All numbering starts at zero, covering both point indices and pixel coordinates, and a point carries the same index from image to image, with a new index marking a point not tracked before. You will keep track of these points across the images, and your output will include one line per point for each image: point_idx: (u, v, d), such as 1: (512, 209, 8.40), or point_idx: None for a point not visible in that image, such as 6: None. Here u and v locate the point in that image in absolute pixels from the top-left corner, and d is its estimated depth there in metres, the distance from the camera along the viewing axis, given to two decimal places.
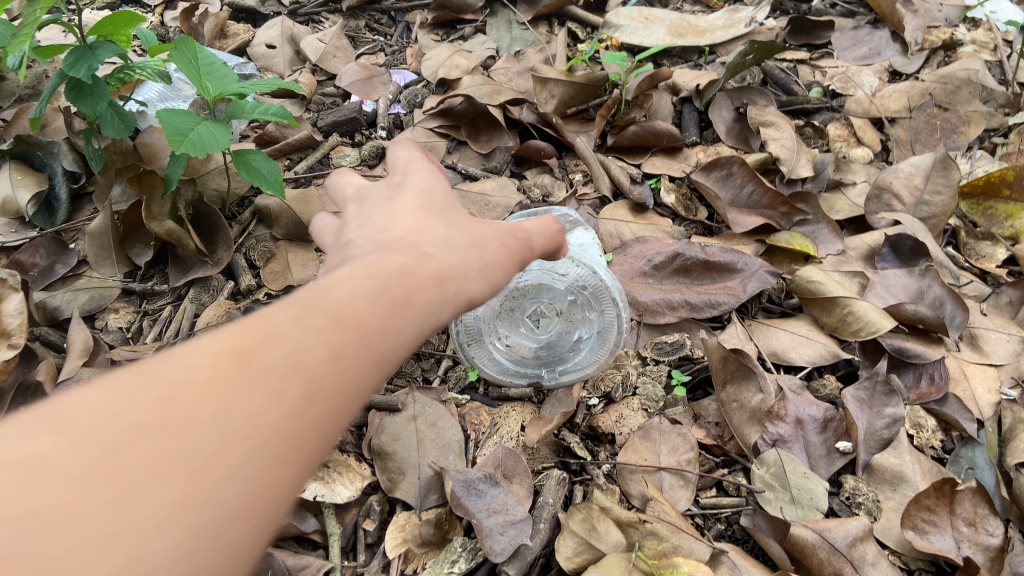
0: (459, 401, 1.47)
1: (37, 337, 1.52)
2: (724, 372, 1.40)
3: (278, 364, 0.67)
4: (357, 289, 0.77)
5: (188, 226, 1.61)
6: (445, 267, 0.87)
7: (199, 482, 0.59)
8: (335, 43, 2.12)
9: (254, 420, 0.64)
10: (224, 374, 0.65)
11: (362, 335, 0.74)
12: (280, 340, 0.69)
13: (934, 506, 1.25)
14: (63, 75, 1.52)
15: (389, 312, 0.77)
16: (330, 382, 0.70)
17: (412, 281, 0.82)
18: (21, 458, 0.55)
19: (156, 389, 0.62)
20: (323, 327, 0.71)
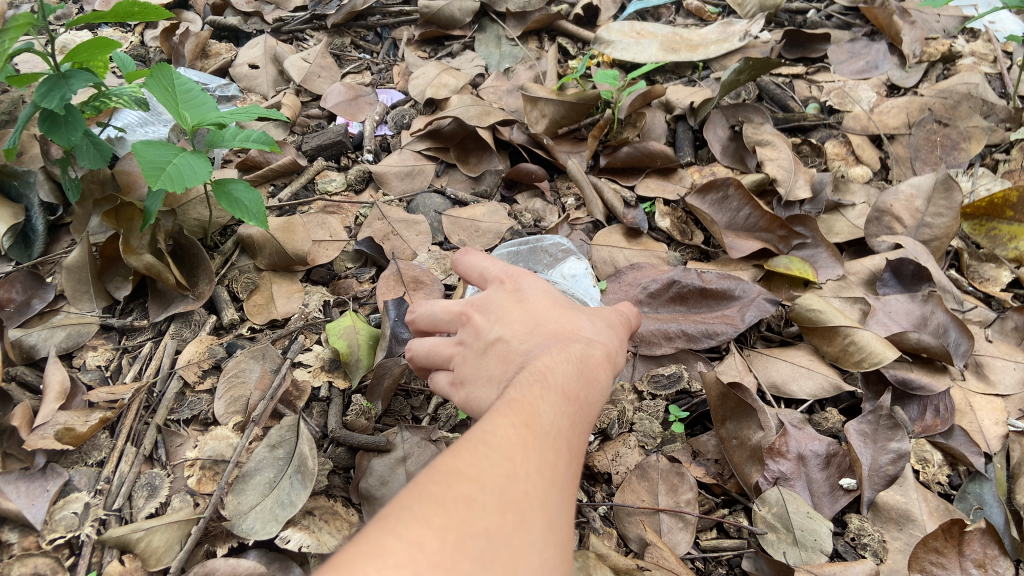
0: (449, 439, 1.41)
1: (12, 378, 1.43)
2: (724, 408, 1.34)
3: (551, 437, 0.83)
4: (564, 369, 0.93)
5: (167, 259, 1.55)
6: (605, 344, 1.04)
7: (545, 537, 0.74)
8: (320, 63, 2.07)
9: (553, 482, 0.79)
10: (525, 442, 0.80)
11: (582, 407, 0.91)
12: (542, 417, 0.84)
13: (943, 547, 1.19)
14: (35, 105, 1.46)
15: (588, 383, 0.95)
16: (575, 447, 0.87)
17: (593, 361, 0.98)
18: (444, 528, 0.67)
19: (492, 464, 0.76)
20: (561, 403, 0.88)
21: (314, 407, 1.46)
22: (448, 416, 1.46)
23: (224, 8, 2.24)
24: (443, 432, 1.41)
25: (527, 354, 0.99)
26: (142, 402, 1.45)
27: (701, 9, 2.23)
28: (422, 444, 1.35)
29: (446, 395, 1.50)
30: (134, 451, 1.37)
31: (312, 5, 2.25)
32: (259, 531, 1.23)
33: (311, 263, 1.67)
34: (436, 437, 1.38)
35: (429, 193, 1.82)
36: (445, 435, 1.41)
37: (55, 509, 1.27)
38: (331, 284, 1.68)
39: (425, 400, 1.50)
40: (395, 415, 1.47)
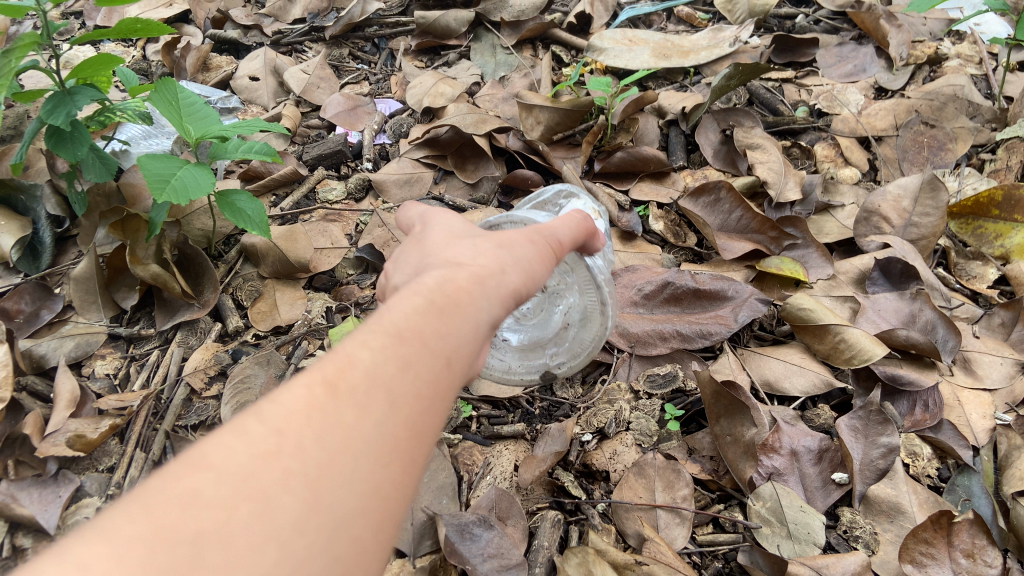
0: (451, 441, 1.46)
1: (23, 387, 1.47)
2: (717, 406, 1.38)
3: (359, 392, 0.66)
4: (409, 306, 0.76)
5: (173, 269, 1.59)
6: (493, 268, 0.87)
7: (307, 524, 0.57)
8: (319, 74, 2.11)
9: (348, 446, 0.62)
10: (319, 405, 0.64)
11: (428, 343, 0.74)
12: (350, 367, 0.68)
13: (932, 538, 1.22)
14: (42, 121, 1.50)
15: (443, 316, 0.77)
16: (410, 395, 0.69)
17: (454, 287, 0.81)
18: (148, 532, 0.52)
19: (250, 436, 0.60)
20: (389, 345, 0.71)
21: None
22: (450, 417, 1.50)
23: (224, 22, 2.28)
24: (445, 433, 1.46)
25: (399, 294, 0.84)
26: (150, 408, 1.48)
27: (691, 15, 2.27)
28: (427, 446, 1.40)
29: None
30: (144, 456, 1.40)
31: (309, 17, 2.30)
32: None
33: (314, 269, 1.71)
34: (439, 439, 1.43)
35: (428, 201, 1.86)
36: (447, 437, 1.45)
37: (67, 514, 1.30)
38: (333, 291, 1.72)
39: None
40: None
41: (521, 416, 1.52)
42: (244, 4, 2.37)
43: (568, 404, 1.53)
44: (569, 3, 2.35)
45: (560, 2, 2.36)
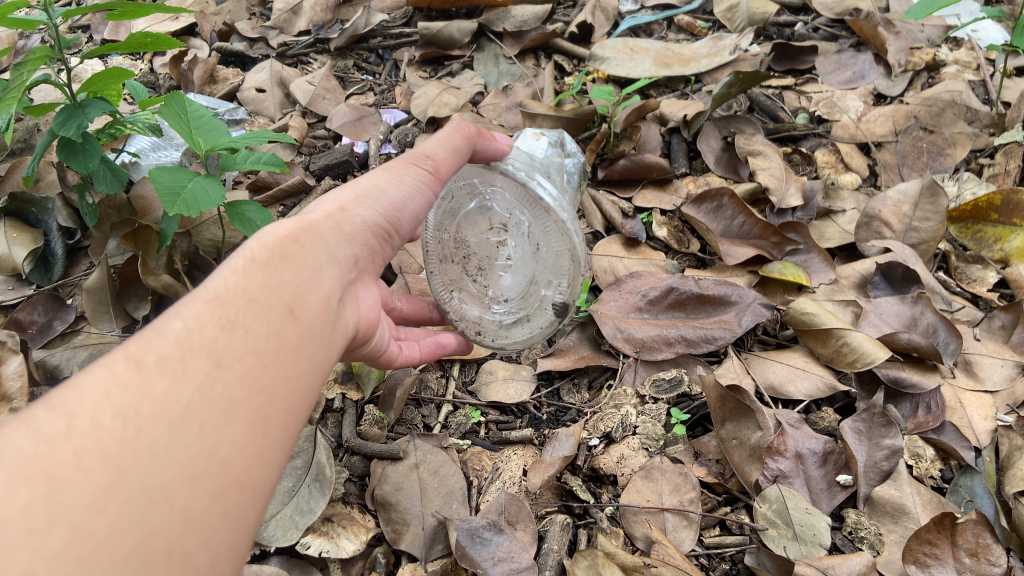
0: (460, 447, 1.48)
1: (37, 398, 1.50)
2: (723, 409, 1.40)
3: (168, 358, 0.73)
4: (226, 275, 0.84)
5: (184, 279, 1.61)
6: (326, 218, 0.98)
7: (110, 499, 0.62)
8: (325, 85, 2.14)
9: (157, 412, 0.68)
10: (120, 376, 0.70)
11: (251, 299, 0.83)
12: (160, 338, 0.74)
13: (935, 539, 1.25)
14: (54, 134, 1.52)
15: (267, 272, 0.86)
16: (230, 351, 0.77)
17: (280, 241, 0.90)
18: None
19: (41, 425, 0.64)
20: (197, 312, 0.78)
21: (329, 418, 1.51)
22: (458, 423, 1.52)
23: (230, 34, 2.31)
24: (453, 438, 1.48)
25: None
26: None
27: (692, 24, 2.30)
28: (435, 451, 1.41)
29: (455, 404, 1.57)
30: None
31: (314, 29, 2.33)
32: (280, 538, 1.27)
33: None
34: (447, 444, 1.47)
35: None
36: (455, 442, 1.48)
37: None
38: None
39: (435, 408, 1.56)
40: (406, 424, 1.52)
41: (528, 421, 1.54)
42: (249, 16, 2.40)
43: (574, 409, 1.55)
44: (570, 12, 2.38)
45: (561, 12, 2.38)
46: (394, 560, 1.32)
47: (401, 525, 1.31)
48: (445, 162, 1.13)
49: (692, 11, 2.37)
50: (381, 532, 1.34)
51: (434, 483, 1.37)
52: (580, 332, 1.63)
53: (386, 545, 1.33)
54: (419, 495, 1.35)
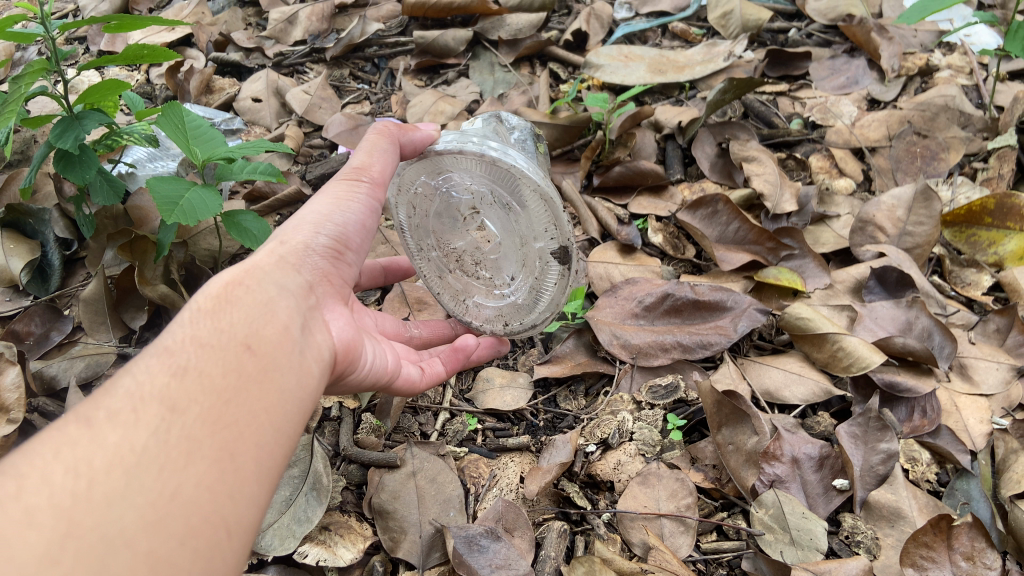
0: (457, 454, 1.49)
1: (34, 409, 1.51)
2: (719, 415, 1.40)
3: (119, 410, 0.75)
4: (174, 326, 0.87)
5: (181, 289, 1.62)
6: (270, 255, 1.02)
7: (66, 545, 0.64)
8: (321, 94, 2.15)
9: (111, 463, 0.70)
10: (68, 436, 0.72)
11: (201, 341, 0.85)
12: (110, 396, 0.77)
13: (932, 542, 1.25)
14: (51, 146, 1.52)
15: (218, 313, 0.89)
16: (184, 394, 0.79)
17: (226, 282, 0.94)
18: None
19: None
20: (145, 363, 0.81)
21: (326, 426, 1.51)
22: (456, 430, 1.53)
23: (226, 44, 2.32)
24: (450, 446, 1.49)
25: None
26: None
27: (685, 31, 2.31)
28: (433, 459, 1.42)
29: (452, 411, 1.57)
30: None
31: (310, 39, 2.34)
32: (278, 547, 1.27)
33: None
34: (445, 451, 1.46)
35: None
36: (452, 450, 1.48)
37: None
38: None
39: (431, 416, 1.56)
40: (404, 432, 1.52)
41: (525, 428, 1.55)
42: (246, 27, 2.42)
43: (571, 416, 1.56)
44: (565, 21, 2.39)
45: (556, 20, 2.40)
46: (391, 568, 1.32)
47: (397, 533, 1.31)
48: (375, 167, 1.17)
49: (686, 18, 2.38)
50: (378, 541, 1.34)
51: (431, 491, 1.37)
52: (576, 338, 1.63)
53: (384, 554, 1.33)
54: (416, 502, 1.35)
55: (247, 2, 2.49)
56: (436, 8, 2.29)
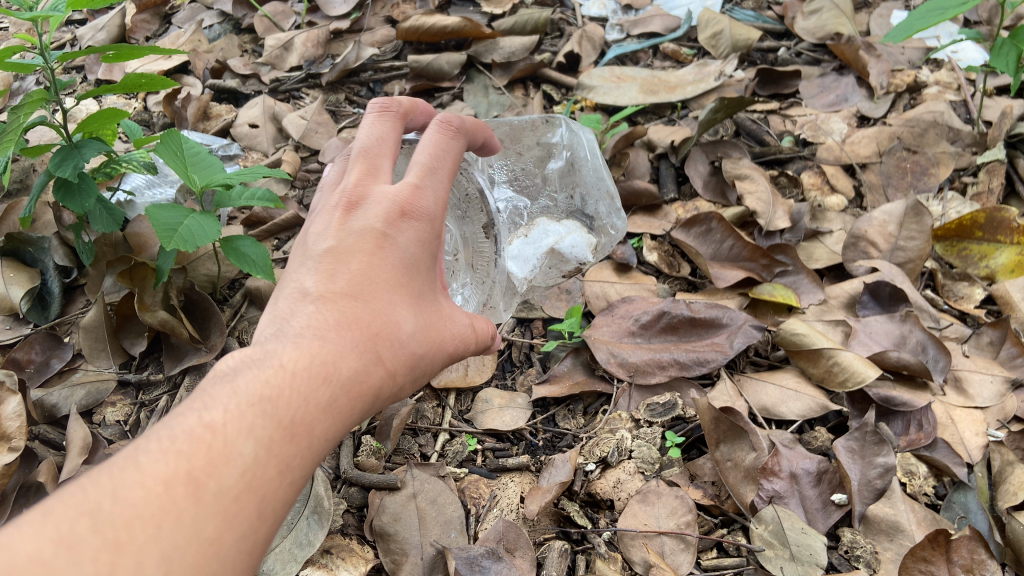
0: (458, 475, 1.49)
1: (36, 436, 1.53)
2: (717, 432, 1.42)
3: (227, 493, 0.80)
4: (307, 403, 0.91)
5: (180, 315, 1.61)
6: (394, 378, 1.06)
7: None
8: (317, 119, 2.17)
9: (198, 562, 0.75)
10: (178, 502, 0.76)
11: (312, 445, 0.91)
12: (231, 467, 0.81)
13: (931, 556, 1.25)
14: (50, 174, 1.53)
15: (335, 422, 0.95)
16: (275, 502, 0.84)
17: (358, 389, 0.99)
18: None
19: (92, 550, 0.70)
20: (272, 442, 0.86)
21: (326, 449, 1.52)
22: (455, 451, 1.53)
23: (222, 71, 2.34)
24: (450, 467, 1.49)
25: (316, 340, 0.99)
26: None
27: (677, 51, 2.34)
28: (432, 480, 1.42)
29: (452, 432, 1.58)
30: None
31: (306, 65, 2.37)
32: (279, 571, 1.28)
33: None
34: (445, 473, 1.47)
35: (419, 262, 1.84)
36: (452, 471, 1.49)
37: None
38: None
39: (432, 437, 1.57)
40: (404, 454, 1.53)
41: (525, 448, 1.56)
42: (242, 53, 2.44)
43: (570, 435, 1.56)
44: (557, 43, 2.42)
45: (549, 43, 2.43)
46: None
47: (399, 555, 1.32)
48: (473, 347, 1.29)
49: (676, 39, 2.41)
50: (379, 563, 1.34)
51: (431, 512, 1.38)
52: (573, 357, 1.65)
53: None
54: (416, 524, 1.36)
55: (243, 29, 2.52)
56: (431, 32, 2.32)
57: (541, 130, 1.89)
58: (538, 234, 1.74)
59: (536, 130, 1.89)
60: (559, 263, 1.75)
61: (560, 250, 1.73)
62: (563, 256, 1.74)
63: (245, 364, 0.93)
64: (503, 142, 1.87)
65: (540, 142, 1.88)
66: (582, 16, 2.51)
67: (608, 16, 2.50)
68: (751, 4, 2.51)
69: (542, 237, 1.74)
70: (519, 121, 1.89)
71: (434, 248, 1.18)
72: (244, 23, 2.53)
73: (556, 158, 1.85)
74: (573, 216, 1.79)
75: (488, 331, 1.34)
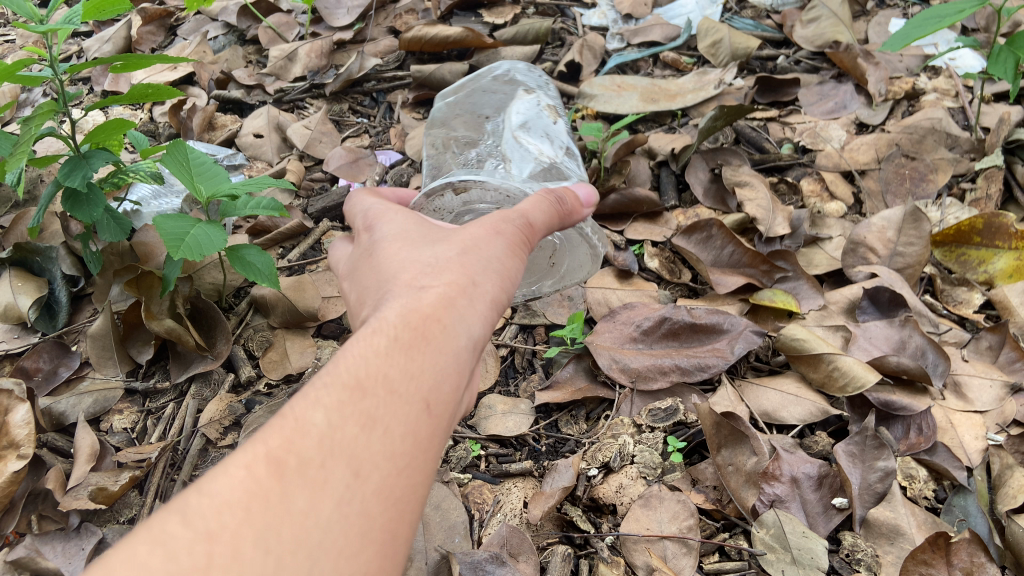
0: (462, 481, 1.51)
1: (44, 444, 1.54)
2: (718, 436, 1.44)
3: (309, 461, 0.72)
4: (358, 354, 0.83)
5: (187, 322, 1.64)
6: (464, 295, 0.97)
7: None
8: (320, 129, 2.20)
9: (299, 537, 0.67)
10: (262, 482, 0.69)
11: (389, 389, 0.81)
12: (302, 436, 0.73)
13: (931, 559, 1.26)
14: (59, 184, 1.55)
15: (407, 357, 0.85)
16: (368, 455, 0.75)
17: (419, 317, 0.90)
18: None
19: (186, 545, 0.63)
20: (336, 398, 0.78)
21: None
22: (459, 457, 1.55)
23: (227, 82, 2.37)
24: (454, 473, 1.51)
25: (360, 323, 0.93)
26: (167, 460, 1.52)
27: (677, 60, 2.36)
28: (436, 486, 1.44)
29: (456, 438, 1.59)
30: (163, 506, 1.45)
31: (309, 75, 2.39)
32: None
33: (323, 318, 1.77)
34: (448, 478, 1.48)
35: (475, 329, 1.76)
36: (456, 476, 1.51)
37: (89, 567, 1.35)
38: (342, 338, 1.76)
39: None
40: None
41: (528, 454, 1.57)
42: (246, 64, 2.47)
43: (573, 440, 1.58)
44: (558, 52, 2.45)
45: (549, 52, 2.46)
46: None
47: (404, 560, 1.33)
48: (538, 234, 1.17)
49: (676, 47, 2.43)
50: None
51: (435, 518, 1.40)
52: (575, 363, 1.65)
53: None
54: (421, 529, 1.37)
55: (247, 40, 2.55)
56: (433, 42, 2.34)
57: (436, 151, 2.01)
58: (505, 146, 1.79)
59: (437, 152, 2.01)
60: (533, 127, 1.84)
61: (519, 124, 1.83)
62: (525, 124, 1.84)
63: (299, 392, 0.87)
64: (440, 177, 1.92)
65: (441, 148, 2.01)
66: (582, 26, 2.54)
67: (608, 26, 2.53)
68: (750, 13, 2.54)
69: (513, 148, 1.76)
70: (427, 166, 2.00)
71: (424, 222, 1.15)
72: (249, 35, 2.56)
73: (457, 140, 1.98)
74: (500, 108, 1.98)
75: (545, 205, 1.20)
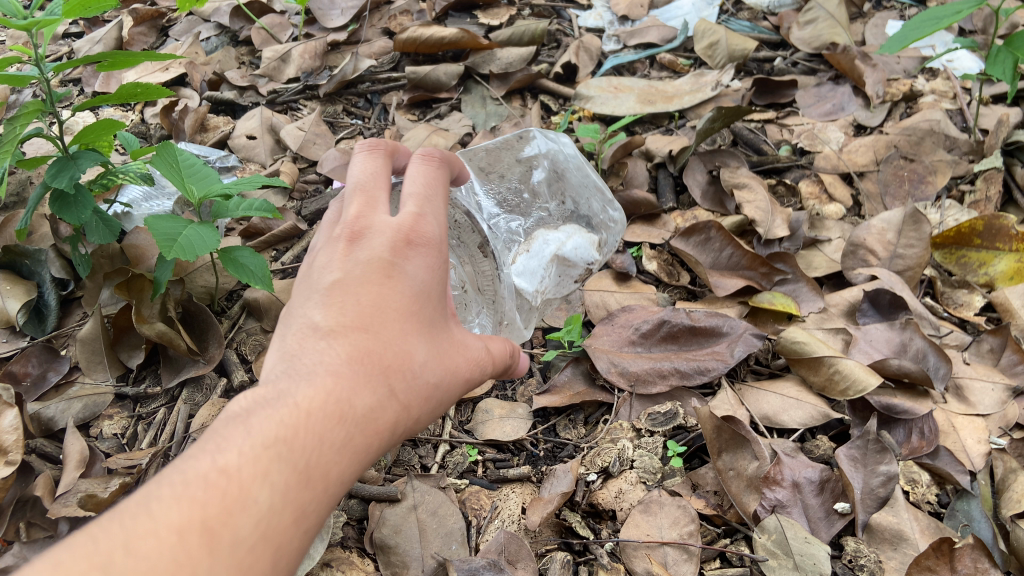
0: (459, 486, 1.49)
1: (32, 450, 1.51)
2: (719, 441, 1.41)
3: (239, 543, 0.78)
4: (316, 441, 0.89)
5: (178, 326, 1.61)
6: (410, 407, 1.03)
7: None
8: (315, 130, 2.17)
9: None
10: (194, 553, 0.75)
11: (326, 487, 0.89)
12: (247, 513, 0.80)
13: (936, 565, 1.25)
14: (46, 186, 1.52)
15: (349, 466, 0.93)
16: (289, 550, 0.83)
17: (373, 429, 0.97)
18: None
19: None
20: (286, 486, 0.84)
21: None
22: (456, 462, 1.53)
23: (219, 83, 2.34)
24: (451, 478, 1.48)
25: (325, 370, 0.96)
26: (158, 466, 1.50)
27: (673, 61, 2.35)
28: (433, 491, 1.42)
29: (453, 443, 1.56)
30: None
31: (303, 76, 2.36)
32: None
33: None
34: (445, 484, 1.46)
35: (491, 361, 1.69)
36: (453, 482, 1.48)
37: None
38: None
39: (432, 449, 1.55)
40: (404, 465, 1.51)
41: (526, 459, 1.55)
42: (239, 65, 2.45)
43: (571, 445, 1.56)
44: (555, 53, 2.43)
45: (546, 54, 2.44)
46: None
47: (401, 567, 1.32)
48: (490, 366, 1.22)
49: (673, 49, 2.42)
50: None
51: (431, 524, 1.37)
52: (573, 367, 1.63)
53: None
54: (417, 536, 1.35)
55: (240, 41, 2.53)
56: (428, 44, 2.33)
57: (514, 146, 1.82)
58: (539, 246, 1.64)
59: (511, 148, 1.82)
60: (567, 268, 1.69)
61: (565, 256, 1.65)
62: (569, 261, 1.67)
63: (256, 404, 0.91)
64: (486, 168, 1.78)
65: (518, 159, 1.81)
66: (579, 27, 2.52)
67: (605, 27, 2.52)
68: (746, 15, 2.53)
69: (543, 246, 1.64)
70: (492, 144, 1.83)
71: (444, 278, 1.15)
72: (241, 36, 2.54)
73: (538, 171, 1.80)
74: (570, 220, 1.76)
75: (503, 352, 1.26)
